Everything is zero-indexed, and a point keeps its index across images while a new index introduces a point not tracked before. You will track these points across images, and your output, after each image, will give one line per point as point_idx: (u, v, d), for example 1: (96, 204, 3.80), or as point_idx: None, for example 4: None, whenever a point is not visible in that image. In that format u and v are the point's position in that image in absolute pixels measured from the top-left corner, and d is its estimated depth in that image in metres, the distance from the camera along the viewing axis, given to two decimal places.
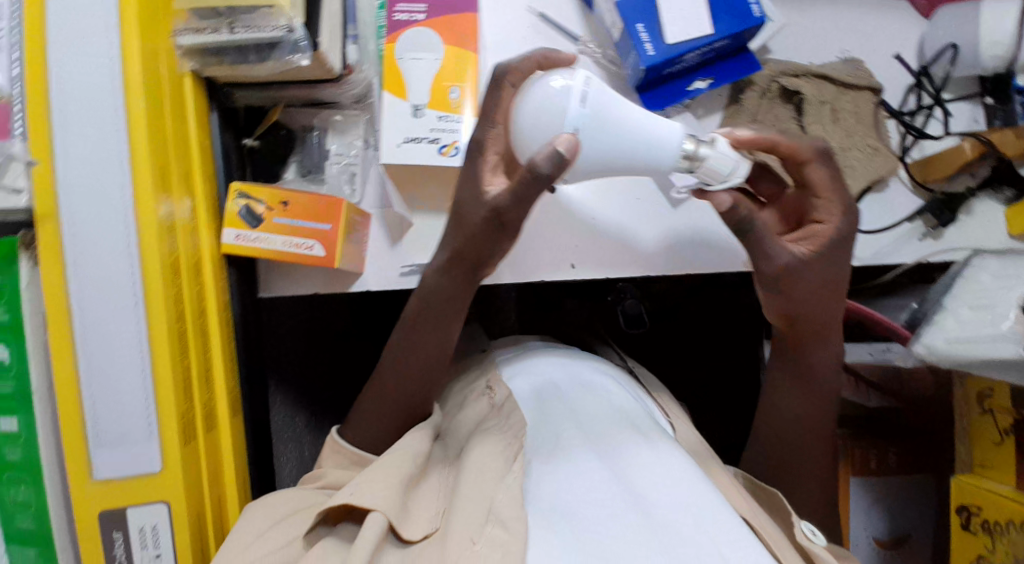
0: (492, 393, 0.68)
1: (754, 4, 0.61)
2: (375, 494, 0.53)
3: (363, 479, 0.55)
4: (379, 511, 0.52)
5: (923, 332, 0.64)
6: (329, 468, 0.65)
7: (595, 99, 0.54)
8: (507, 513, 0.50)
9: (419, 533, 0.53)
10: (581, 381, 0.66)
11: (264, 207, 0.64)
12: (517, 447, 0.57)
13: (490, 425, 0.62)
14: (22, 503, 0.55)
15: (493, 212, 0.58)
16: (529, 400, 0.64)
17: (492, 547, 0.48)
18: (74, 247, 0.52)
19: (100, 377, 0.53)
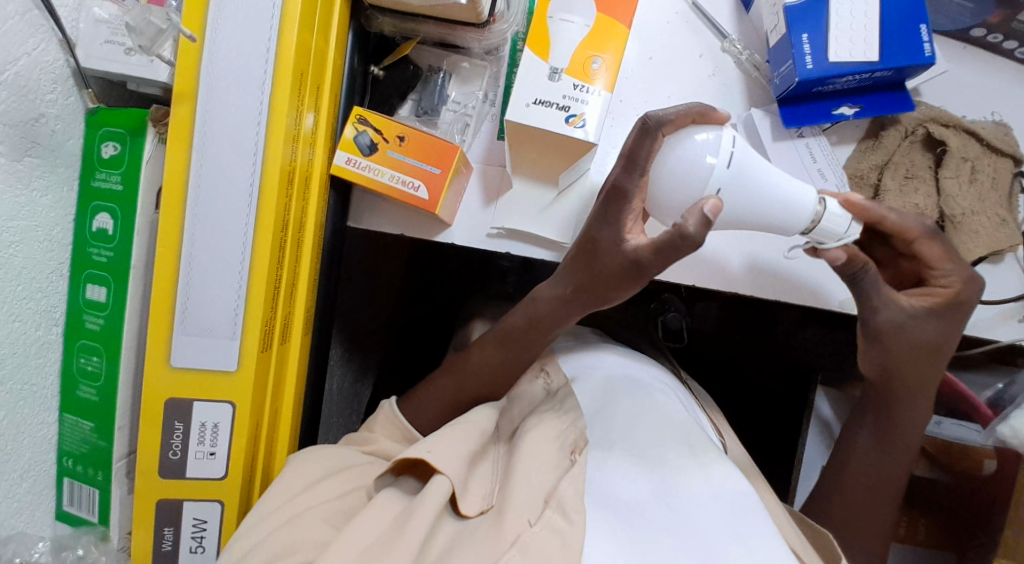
0: (546, 377, 0.63)
1: (928, 42, 0.58)
2: (442, 459, 0.50)
3: (434, 439, 0.52)
4: (444, 477, 0.49)
5: (1011, 414, 0.61)
6: (380, 435, 0.62)
7: (739, 160, 0.52)
8: (570, 502, 0.47)
9: (476, 508, 0.49)
10: (642, 380, 0.60)
11: (381, 138, 0.63)
12: (580, 436, 0.53)
13: (544, 408, 0.57)
14: (91, 374, 0.55)
15: (633, 263, 0.53)
16: (594, 386, 0.59)
17: (550, 533, 0.45)
18: (205, 132, 0.51)
19: (200, 265, 0.52)
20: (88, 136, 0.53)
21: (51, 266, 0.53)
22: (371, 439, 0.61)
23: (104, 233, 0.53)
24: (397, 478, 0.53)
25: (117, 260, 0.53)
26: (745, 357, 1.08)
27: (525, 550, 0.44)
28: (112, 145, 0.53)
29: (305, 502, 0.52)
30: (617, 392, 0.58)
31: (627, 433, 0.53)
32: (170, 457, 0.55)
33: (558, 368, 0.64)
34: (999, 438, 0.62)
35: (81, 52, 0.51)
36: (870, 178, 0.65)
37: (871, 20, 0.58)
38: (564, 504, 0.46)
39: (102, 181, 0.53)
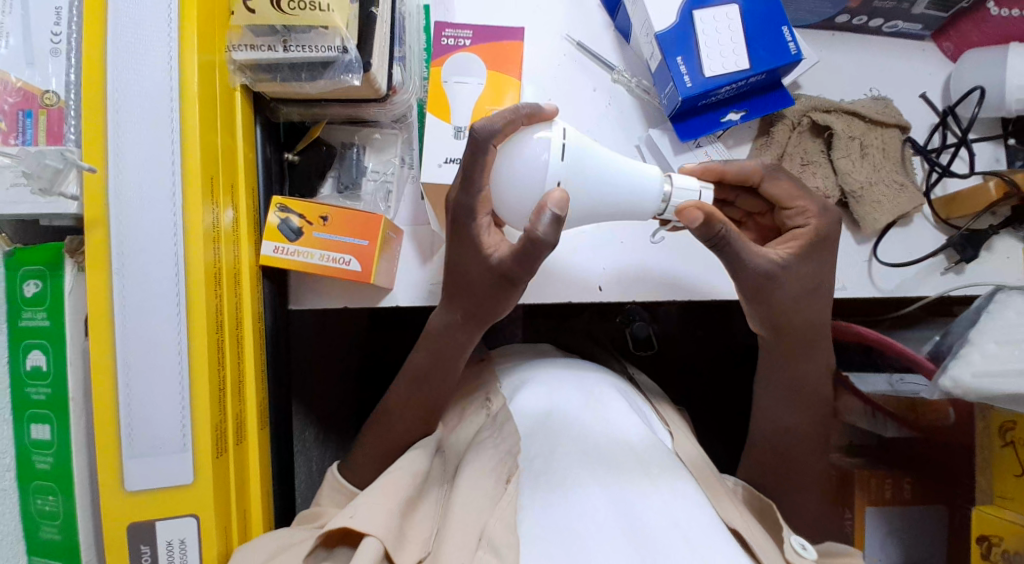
0: (489, 405, 0.68)
1: (792, 41, 0.62)
2: (374, 517, 0.53)
3: (360, 502, 0.55)
4: (374, 536, 0.52)
5: (949, 366, 0.62)
6: (326, 506, 0.63)
7: (573, 152, 0.54)
8: (499, 539, 0.51)
9: (413, 558, 0.53)
10: (589, 389, 0.63)
11: (304, 222, 0.64)
12: (512, 462, 0.57)
13: (484, 438, 0.62)
14: (49, 512, 0.54)
15: (500, 275, 0.57)
16: (528, 410, 0.62)
17: None
18: (121, 252, 0.52)
19: (139, 385, 0.52)
20: (10, 277, 0.54)
21: None
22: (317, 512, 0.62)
23: (38, 370, 0.53)
24: (331, 551, 0.54)
25: (55, 395, 0.53)
26: (712, 353, 1.10)
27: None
28: (34, 283, 0.53)
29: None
30: (550, 411, 0.60)
31: (555, 460, 0.55)
32: None
33: (499, 395, 0.68)
34: (943, 391, 0.63)
35: None
36: None
37: (735, 31, 0.62)
38: (494, 541, 0.51)
39: (30, 319, 0.53)
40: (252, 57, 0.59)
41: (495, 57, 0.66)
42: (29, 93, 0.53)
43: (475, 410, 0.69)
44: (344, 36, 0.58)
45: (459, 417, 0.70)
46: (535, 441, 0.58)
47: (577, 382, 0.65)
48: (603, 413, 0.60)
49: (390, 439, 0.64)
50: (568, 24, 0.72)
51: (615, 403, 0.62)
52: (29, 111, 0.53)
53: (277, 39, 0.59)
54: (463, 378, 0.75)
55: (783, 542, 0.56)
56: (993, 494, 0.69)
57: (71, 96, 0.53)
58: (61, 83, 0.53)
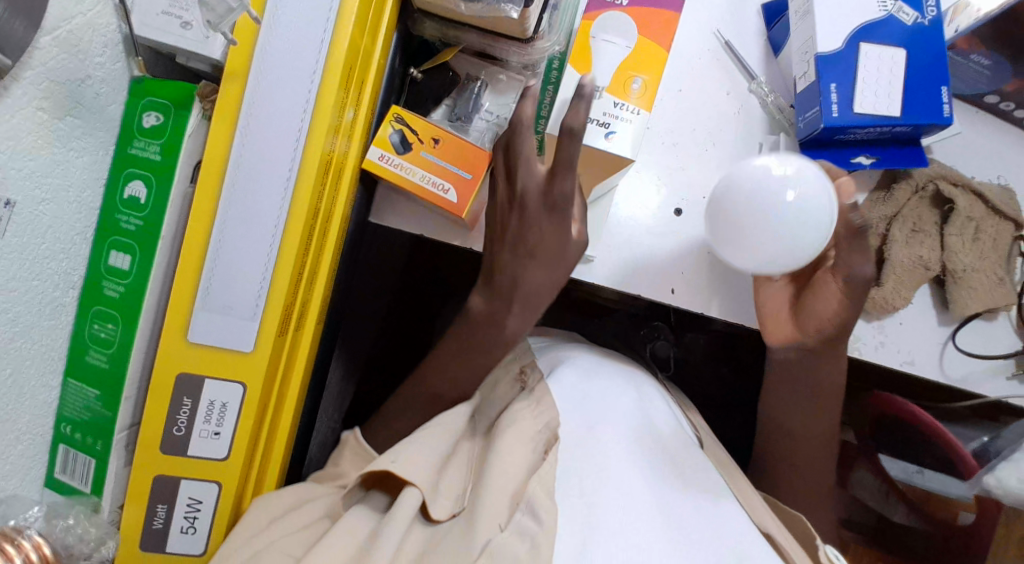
0: (526, 381, 0.66)
1: (948, 103, 0.61)
2: (414, 467, 0.53)
3: (401, 452, 0.55)
4: (417, 487, 0.52)
5: (997, 466, 0.61)
6: (347, 467, 0.62)
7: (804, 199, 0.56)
8: (539, 501, 0.49)
9: (445, 513, 0.52)
10: (640, 392, 0.63)
11: (416, 139, 0.64)
12: (551, 438, 0.55)
13: (520, 406, 0.59)
14: (103, 340, 0.54)
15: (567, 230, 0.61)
16: (569, 392, 0.60)
17: (521, 537, 0.47)
18: (251, 110, 0.52)
19: (229, 243, 0.53)
20: (131, 103, 0.53)
21: (76, 227, 0.52)
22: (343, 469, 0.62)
23: (135, 201, 0.53)
24: (365, 494, 0.56)
25: (146, 228, 0.52)
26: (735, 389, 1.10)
27: (492, 555, 0.46)
28: (154, 115, 0.53)
29: (272, 534, 0.52)
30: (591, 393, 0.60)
31: None
32: (174, 432, 0.55)
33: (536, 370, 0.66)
34: (985, 487, 0.62)
35: (136, 18, 0.51)
36: (879, 228, 0.68)
37: (895, 77, 0.61)
38: (534, 504, 0.48)
39: (139, 149, 0.53)
40: None
41: (649, 23, 0.65)
42: None
43: (508, 386, 0.67)
44: None
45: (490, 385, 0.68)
46: (576, 410, 0.58)
47: (623, 376, 0.65)
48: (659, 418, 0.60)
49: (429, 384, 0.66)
50: (719, 20, 0.70)
51: (655, 408, 0.62)
52: None
53: None
54: None
55: (817, 549, 0.55)
56: None
57: None
58: None
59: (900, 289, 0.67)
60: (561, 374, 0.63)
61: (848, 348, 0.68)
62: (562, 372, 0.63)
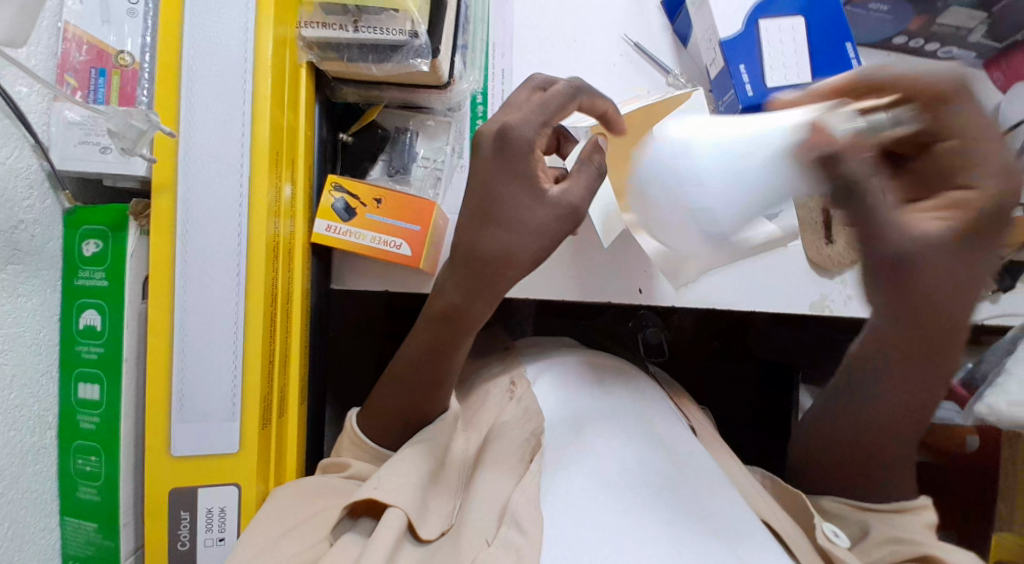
0: (514, 389, 0.65)
1: (856, 59, 0.63)
2: (399, 489, 0.50)
3: (383, 474, 0.52)
4: (399, 507, 0.49)
5: (986, 393, 0.62)
6: (350, 458, 0.59)
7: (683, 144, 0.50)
8: (524, 514, 0.50)
9: (436, 531, 0.52)
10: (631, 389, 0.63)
11: (358, 203, 0.64)
12: (535, 448, 0.57)
13: (508, 418, 0.61)
14: (90, 473, 0.54)
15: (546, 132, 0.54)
16: (559, 397, 0.61)
17: (506, 550, 0.47)
18: (186, 217, 0.52)
19: (194, 352, 0.53)
20: (68, 235, 0.54)
21: (40, 369, 0.52)
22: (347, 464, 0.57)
23: (92, 329, 0.53)
24: (355, 521, 0.51)
25: (107, 355, 0.52)
26: (727, 363, 1.11)
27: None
28: (93, 243, 0.53)
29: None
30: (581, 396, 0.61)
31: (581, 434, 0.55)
32: (178, 547, 0.55)
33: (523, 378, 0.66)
34: (978, 416, 0.63)
35: (55, 154, 0.52)
36: None
37: (799, 46, 0.63)
38: (517, 516, 0.50)
39: (86, 279, 0.53)
40: (322, 34, 0.59)
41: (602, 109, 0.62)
42: (102, 51, 0.53)
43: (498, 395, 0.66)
44: (415, 19, 0.57)
45: (482, 397, 0.67)
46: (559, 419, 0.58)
47: (616, 378, 0.64)
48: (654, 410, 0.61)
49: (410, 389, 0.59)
50: (625, 24, 0.72)
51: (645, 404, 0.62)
52: (102, 70, 0.53)
53: (347, 19, 0.58)
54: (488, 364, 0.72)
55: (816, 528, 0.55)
56: None
57: (145, 57, 0.54)
58: (136, 45, 0.54)
59: None
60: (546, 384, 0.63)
61: (819, 309, 0.71)
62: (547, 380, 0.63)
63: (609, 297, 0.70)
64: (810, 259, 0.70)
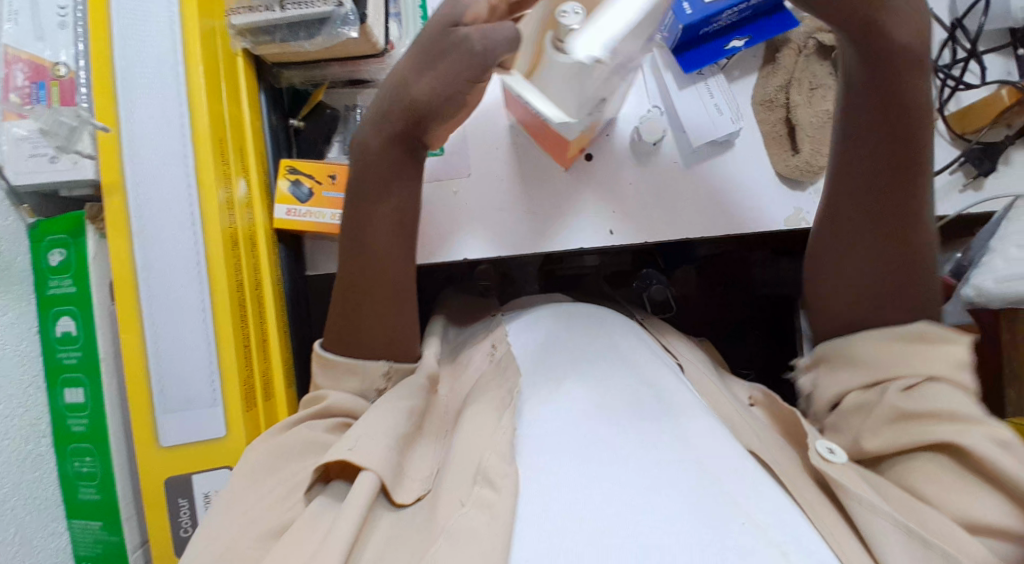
0: (494, 351, 0.64)
1: None
2: (372, 452, 0.49)
3: (358, 434, 0.51)
4: (371, 472, 0.49)
5: (971, 275, 0.60)
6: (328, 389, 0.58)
7: None
8: (494, 470, 0.48)
9: (412, 495, 0.51)
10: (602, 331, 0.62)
11: (313, 182, 0.66)
12: (508, 398, 0.55)
13: (488, 379, 0.60)
14: (88, 473, 0.55)
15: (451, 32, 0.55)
16: (536, 352, 0.60)
17: (479, 508, 0.46)
18: (140, 212, 0.55)
19: (168, 343, 0.55)
20: (34, 248, 0.55)
21: (25, 380, 0.54)
22: (322, 399, 0.57)
23: (68, 335, 0.55)
24: (326, 485, 0.51)
25: (86, 357, 0.54)
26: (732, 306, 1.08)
27: (452, 534, 0.45)
28: (58, 252, 0.55)
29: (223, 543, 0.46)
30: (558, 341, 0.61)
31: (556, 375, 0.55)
32: (182, 534, 0.56)
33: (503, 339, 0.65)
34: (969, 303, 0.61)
35: (10, 169, 0.54)
36: (780, 99, 0.68)
37: None
38: (488, 473, 0.48)
39: (56, 287, 0.55)
40: (250, 19, 0.59)
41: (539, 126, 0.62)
42: (39, 66, 0.55)
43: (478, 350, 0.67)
44: None
45: (467, 359, 0.67)
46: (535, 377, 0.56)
47: (594, 323, 0.63)
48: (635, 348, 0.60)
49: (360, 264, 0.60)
50: None
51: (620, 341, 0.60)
52: (41, 83, 0.55)
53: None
54: (474, 331, 0.73)
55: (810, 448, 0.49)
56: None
57: (80, 65, 0.55)
58: (70, 54, 0.55)
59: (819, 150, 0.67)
60: (521, 343, 0.63)
61: (794, 224, 0.68)
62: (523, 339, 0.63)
63: (583, 243, 0.70)
64: (778, 172, 0.69)
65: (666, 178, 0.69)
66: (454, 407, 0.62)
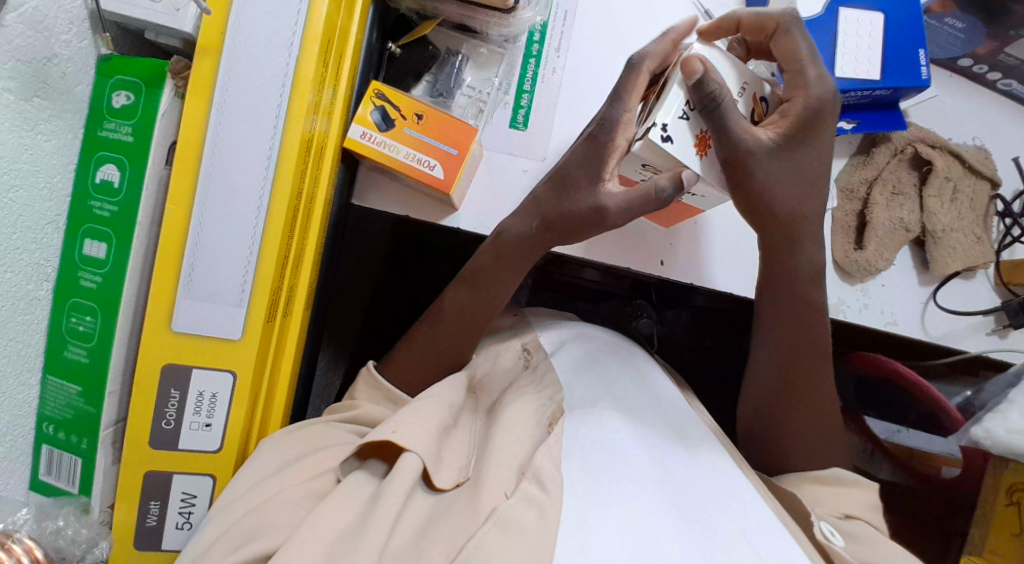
0: (529, 357, 0.66)
1: (926, 66, 0.62)
2: (416, 436, 0.53)
3: (401, 420, 0.54)
4: (415, 454, 0.52)
5: (984, 418, 0.62)
6: (363, 399, 0.62)
7: None
8: (545, 471, 0.50)
9: (451, 481, 0.53)
10: (636, 371, 0.65)
11: (399, 115, 0.63)
12: (556, 410, 0.58)
13: (523, 383, 0.63)
14: (82, 333, 0.51)
15: (599, 209, 0.60)
16: (569, 366, 0.64)
17: (528, 505, 0.48)
18: (225, 85, 0.51)
19: (212, 226, 0.51)
20: (98, 83, 0.51)
21: (47, 217, 0.49)
22: (354, 406, 0.61)
23: (107, 185, 0.51)
24: (363, 462, 0.54)
25: (122, 212, 0.50)
26: (717, 367, 1.09)
27: (500, 521, 0.47)
28: (124, 94, 0.51)
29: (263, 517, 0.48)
30: (592, 365, 0.64)
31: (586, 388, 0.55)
32: (163, 426, 0.52)
33: (538, 347, 0.67)
34: (972, 440, 0.62)
35: None
36: (860, 191, 0.70)
37: (874, 40, 0.63)
38: (541, 474, 0.50)
39: (110, 130, 0.51)
40: None
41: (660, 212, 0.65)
42: None
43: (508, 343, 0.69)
44: None
45: (491, 356, 0.68)
46: (575, 392, 0.60)
47: (621, 359, 0.66)
48: (660, 393, 0.63)
49: (443, 342, 0.65)
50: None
51: (652, 384, 0.64)
52: None
53: None
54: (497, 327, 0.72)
55: (812, 525, 0.54)
56: (985, 548, 0.63)
57: None
58: None
59: (882, 251, 0.68)
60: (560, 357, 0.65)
61: (833, 312, 0.69)
62: (561, 352, 0.65)
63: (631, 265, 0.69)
64: (835, 261, 0.69)
65: (732, 232, 0.68)
66: (489, 403, 0.64)
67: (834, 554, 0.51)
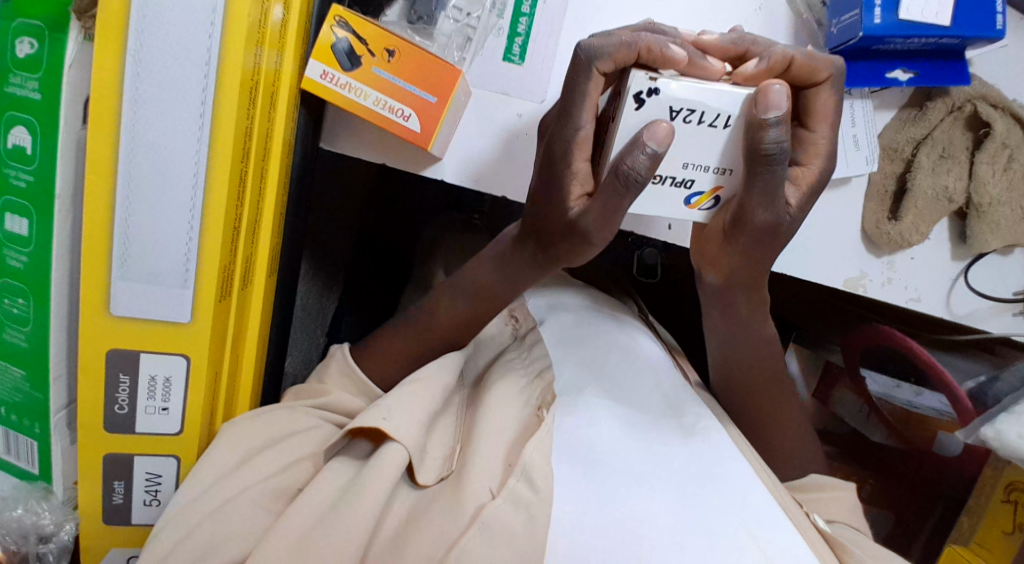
0: (517, 324, 0.62)
1: (1001, 13, 0.52)
2: (406, 424, 0.48)
3: (394, 404, 0.49)
4: (402, 445, 0.47)
5: (997, 417, 0.58)
6: (335, 385, 0.56)
7: None
8: (536, 467, 0.46)
9: (434, 477, 0.48)
10: (632, 338, 0.59)
11: (366, 49, 0.52)
12: (547, 390, 0.53)
13: (511, 356, 0.57)
14: (18, 316, 0.47)
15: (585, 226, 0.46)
16: (563, 335, 0.59)
17: (515, 507, 0.44)
18: (141, 24, 0.41)
19: (143, 199, 0.45)
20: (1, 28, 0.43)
21: None
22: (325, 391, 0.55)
23: (20, 151, 0.44)
24: (346, 446, 0.50)
25: (39, 184, 0.44)
26: None
27: (483, 527, 0.43)
28: (27, 42, 0.43)
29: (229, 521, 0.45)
30: (586, 339, 0.58)
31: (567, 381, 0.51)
32: (116, 411, 0.50)
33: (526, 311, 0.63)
34: (979, 438, 0.59)
35: None
36: (905, 152, 0.60)
37: None
38: (530, 470, 0.45)
39: (17, 87, 0.43)
40: None
41: None
42: None
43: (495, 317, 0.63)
44: None
45: None
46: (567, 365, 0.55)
47: (617, 325, 0.61)
48: (663, 368, 0.57)
49: (417, 340, 0.57)
50: None
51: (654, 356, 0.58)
52: None
53: None
54: None
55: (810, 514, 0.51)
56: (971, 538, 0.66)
57: None
58: None
59: (918, 224, 0.60)
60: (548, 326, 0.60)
61: (852, 286, 0.63)
62: (550, 322, 0.61)
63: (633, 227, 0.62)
64: (864, 230, 0.62)
65: None
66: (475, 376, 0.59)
67: (837, 543, 0.48)
